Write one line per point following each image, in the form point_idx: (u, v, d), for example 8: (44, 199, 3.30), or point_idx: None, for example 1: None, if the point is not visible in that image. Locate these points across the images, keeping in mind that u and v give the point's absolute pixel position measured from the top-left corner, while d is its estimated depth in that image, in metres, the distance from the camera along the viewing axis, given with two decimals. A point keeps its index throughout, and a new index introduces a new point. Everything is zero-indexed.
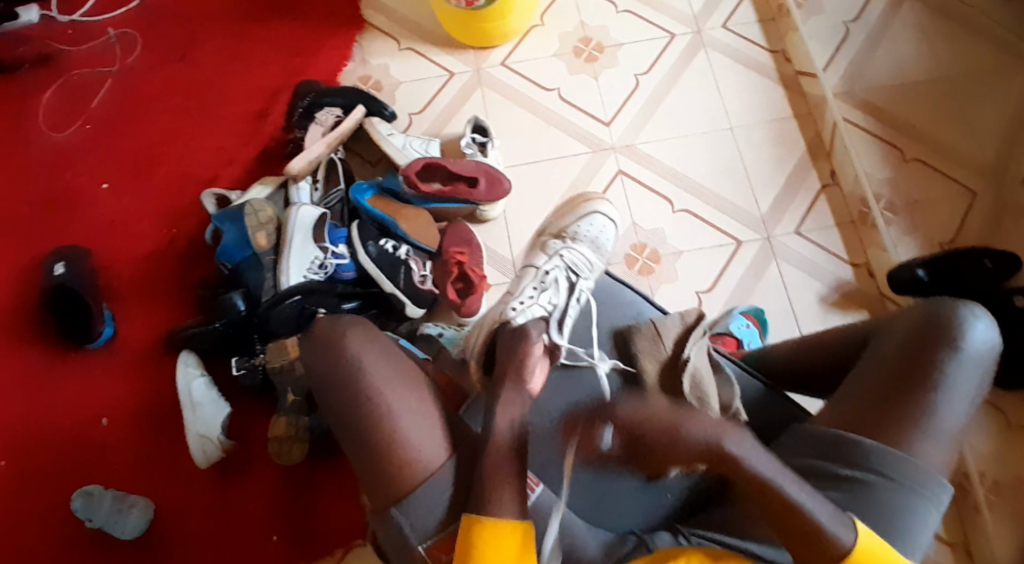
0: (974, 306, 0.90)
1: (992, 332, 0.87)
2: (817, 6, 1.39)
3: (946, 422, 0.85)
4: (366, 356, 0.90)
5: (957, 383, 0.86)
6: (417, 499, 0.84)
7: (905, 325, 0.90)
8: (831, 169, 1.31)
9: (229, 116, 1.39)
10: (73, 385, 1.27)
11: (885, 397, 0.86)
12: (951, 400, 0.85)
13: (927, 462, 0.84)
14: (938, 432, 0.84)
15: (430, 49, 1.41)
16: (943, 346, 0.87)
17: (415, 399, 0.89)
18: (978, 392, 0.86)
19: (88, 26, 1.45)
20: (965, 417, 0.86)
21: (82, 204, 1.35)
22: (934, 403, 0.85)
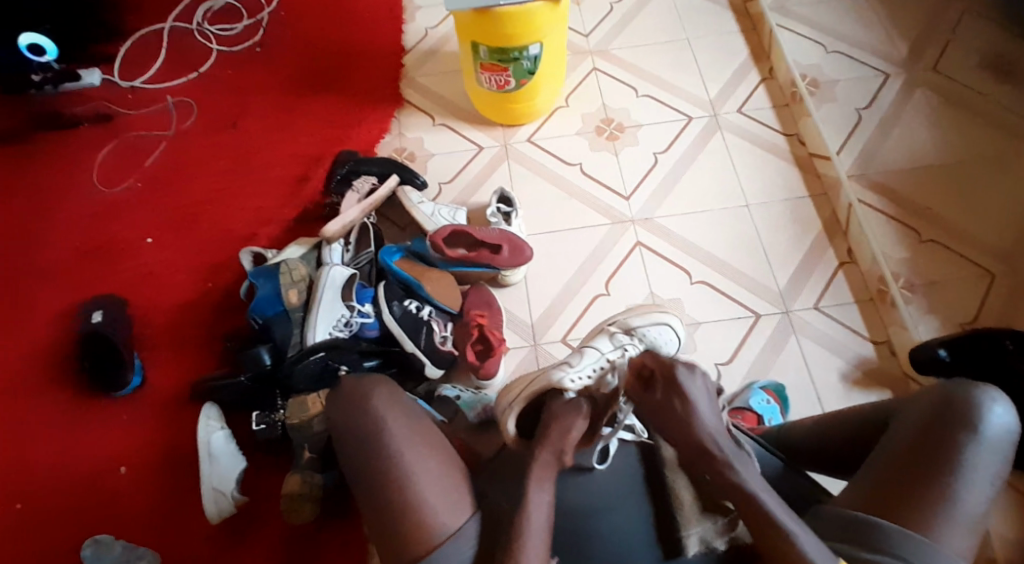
0: (989, 388, 0.89)
1: (1011, 416, 0.87)
2: (829, 93, 1.46)
3: (968, 506, 0.83)
4: (389, 418, 0.92)
5: (976, 469, 0.85)
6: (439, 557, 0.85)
7: (922, 404, 0.90)
8: (847, 247, 1.34)
9: (270, 180, 1.47)
10: (98, 428, 1.30)
11: (900, 479, 0.85)
12: (969, 488, 0.84)
13: (946, 548, 0.81)
14: (957, 518, 0.83)
15: (461, 125, 1.50)
16: (960, 430, 0.86)
17: (428, 454, 0.91)
18: (996, 481, 0.85)
19: (148, 92, 1.57)
20: (986, 500, 0.84)
21: (126, 256, 1.42)
22: (953, 490, 0.83)
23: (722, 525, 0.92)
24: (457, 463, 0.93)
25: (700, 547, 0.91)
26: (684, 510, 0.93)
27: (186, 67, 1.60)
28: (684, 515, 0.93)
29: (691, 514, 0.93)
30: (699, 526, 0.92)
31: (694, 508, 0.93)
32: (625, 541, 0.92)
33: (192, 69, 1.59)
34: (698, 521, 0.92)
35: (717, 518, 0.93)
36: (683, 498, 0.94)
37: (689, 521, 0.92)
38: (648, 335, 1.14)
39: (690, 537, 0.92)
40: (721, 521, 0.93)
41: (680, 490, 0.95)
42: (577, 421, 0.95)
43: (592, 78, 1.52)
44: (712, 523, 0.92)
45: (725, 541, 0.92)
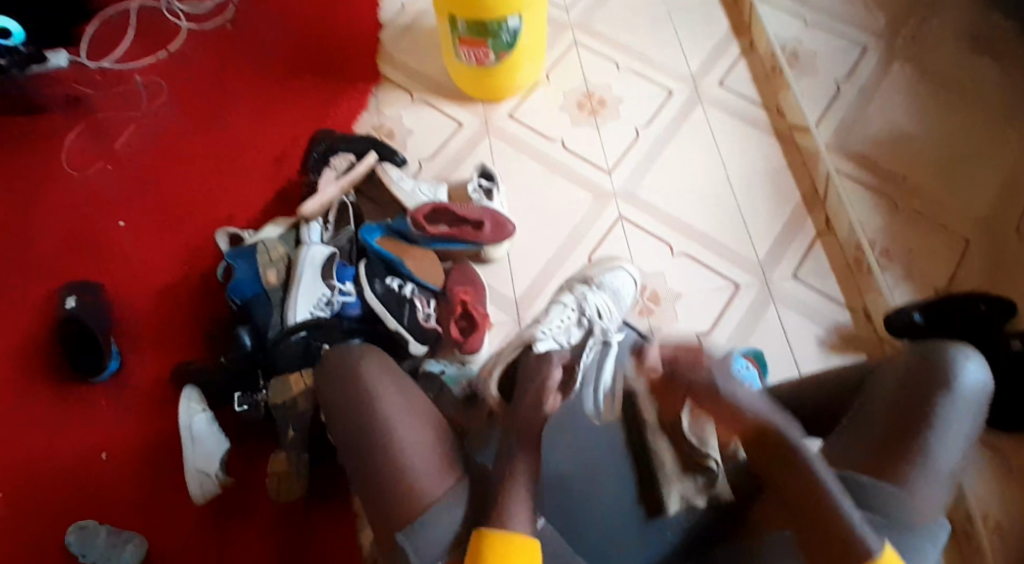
0: (965, 347, 0.90)
1: (984, 373, 0.88)
2: (808, 67, 1.47)
3: (942, 459, 0.85)
4: (375, 385, 0.93)
5: (951, 425, 0.86)
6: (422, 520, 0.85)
7: (903, 360, 0.92)
8: (826, 218, 1.36)
9: (247, 160, 1.45)
10: (77, 415, 1.28)
11: (878, 434, 0.88)
12: (943, 443, 0.85)
13: (920, 503, 0.84)
14: (932, 473, 0.85)
15: (441, 101, 1.48)
16: (934, 388, 0.87)
17: (417, 421, 0.91)
18: (969, 438, 0.87)
19: (118, 73, 1.53)
20: (960, 452, 0.86)
21: (101, 241, 1.40)
22: (925, 446, 0.85)
23: (702, 483, 0.96)
24: (445, 428, 0.93)
25: (682, 505, 0.96)
26: (665, 470, 0.96)
27: (157, 46, 1.56)
28: (664, 474, 0.96)
29: (671, 473, 0.96)
30: (680, 484, 0.96)
31: (674, 468, 0.96)
32: (610, 503, 0.96)
33: (163, 48, 1.56)
34: (678, 480, 0.96)
35: (697, 477, 0.96)
36: (664, 458, 0.96)
37: (669, 480, 0.96)
38: (608, 281, 1.21)
39: (671, 495, 0.96)
40: (701, 479, 0.96)
41: (660, 451, 0.97)
42: (554, 370, 0.97)
43: (572, 53, 1.51)
44: (692, 481, 0.96)
45: (705, 498, 0.97)
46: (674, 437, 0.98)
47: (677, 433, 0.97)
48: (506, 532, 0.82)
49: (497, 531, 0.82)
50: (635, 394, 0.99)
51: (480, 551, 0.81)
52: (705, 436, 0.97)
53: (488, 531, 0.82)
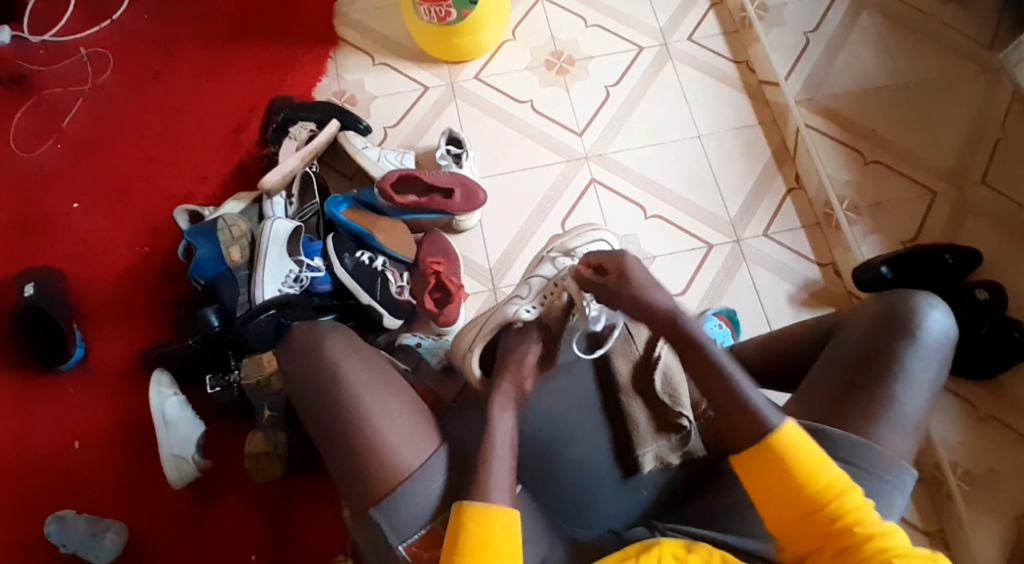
0: (928, 297, 0.92)
1: (946, 320, 0.90)
2: (777, 17, 1.43)
3: (909, 408, 0.87)
4: (347, 364, 0.92)
5: (917, 374, 0.88)
6: (401, 498, 0.85)
7: (866, 314, 0.93)
8: (796, 173, 1.35)
9: (203, 133, 1.39)
10: (46, 407, 1.25)
11: (847, 390, 0.89)
12: (910, 390, 0.87)
13: (888, 449, 0.85)
14: (898, 422, 0.86)
15: (404, 64, 1.43)
16: (899, 337, 0.89)
17: (397, 404, 0.91)
18: (934, 387, 0.88)
19: (59, 45, 1.45)
20: (926, 400, 0.88)
21: (55, 223, 1.34)
22: (893, 392, 0.87)
23: (675, 441, 0.96)
24: (428, 412, 0.93)
25: (656, 463, 0.96)
26: (639, 430, 0.96)
27: (98, 14, 1.47)
28: (638, 434, 0.96)
29: (646, 433, 0.96)
30: (654, 443, 0.96)
31: (648, 427, 0.96)
32: (591, 473, 0.97)
33: (105, 16, 1.47)
34: (653, 440, 0.96)
35: (671, 435, 0.96)
36: (638, 418, 0.97)
37: (643, 440, 0.96)
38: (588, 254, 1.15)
39: (645, 454, 0.95)
40: (675, 438, 0.96)
41: (634, 412, 0.97)
42: (533, 344, 1.01)
43: (538, 9, 1.46)
44: (666, 440, 0.96)
45: (679, 456, 0.96)
46: (647, 397, 0.99)
47: (651, 395, 0.98)
48: (484, 505, 0.82)
49: (476, 503, 0.82)
50: (610, 357, 1.01)
51: (461, 522, 0.81)
52: (676, 391, 0.98)
53: (465, 503, 0.82)
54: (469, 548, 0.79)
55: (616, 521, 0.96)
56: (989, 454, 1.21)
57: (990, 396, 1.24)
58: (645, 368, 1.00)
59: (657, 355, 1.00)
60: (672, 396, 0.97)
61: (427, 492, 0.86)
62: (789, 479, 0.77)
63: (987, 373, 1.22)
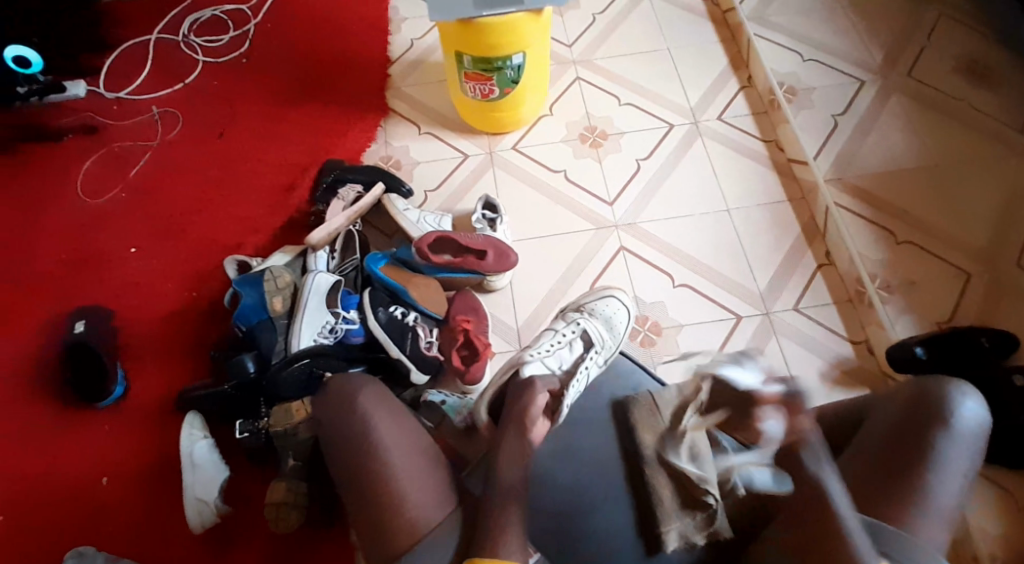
0: (962, 384, 0.90)
1: (982, 411, 0.88)
2: (806, 100, 1.49)
3: (943, 496, 0.84)
4: (364, 399, 0.95)
5: (952, 462, 0.86)
6: (421, 551, 0.85)
7: (901, 394, 0.92)
8: (826, 250, 1.36)
9: (257, 189, 1.47)
10: (80, 439, 1.30)
11: (880, 469, 0.86)
12: (945, 477, 0.85)
13: (924, 540, 0.82)
14: (934, 509, 0.84)
15: (447, 133, 1.51)
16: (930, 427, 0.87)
17: (407, 440, 0.93)
18: (970, 473, 0.86)
19: (134, 103, 1.58)
20: (961, 489, 0.85)
21: (111, 265, 1.42)
22: (926, 481, 0.84)
23: (701, 521, 0.92)
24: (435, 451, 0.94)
25: (680, 543, 0.92)
26: (663, 506, 0.94)
27: (172, 78, 1.60)
28: (663, 510, 0.94)
29: (670, 509, 0.94)
30: (678, 521, 0.92)
31: (672, 503, 0.94)
32: (608, 539, 0.96)
33: (177, 79, 1.60)
34: (677, 516, 0.93)
35: (696, 514, 0.93)
36: (664, 493, 0.95)
37: (667, 516, 0.93)
38: (598, 309, 1.23)
39: (669, 532, 0.93)
40: (700, 516, 0.92)
41: (659, 486, 0.96)
42: (537, 395, 0.99)
43: (575, 88, 1.54)
44: (691, 518, 0.92)
45: (705, 536, 0.92)
46: (672, 471, 0.96)
47: (677, 470, 0.95)
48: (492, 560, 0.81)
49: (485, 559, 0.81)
50: (635, 428, 1.02)
51: None
52: (702, 468, 0.93)
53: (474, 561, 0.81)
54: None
55: None
56: None
57: None
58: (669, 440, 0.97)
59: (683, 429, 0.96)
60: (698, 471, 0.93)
61: (439, 546, 0.85)
62: None
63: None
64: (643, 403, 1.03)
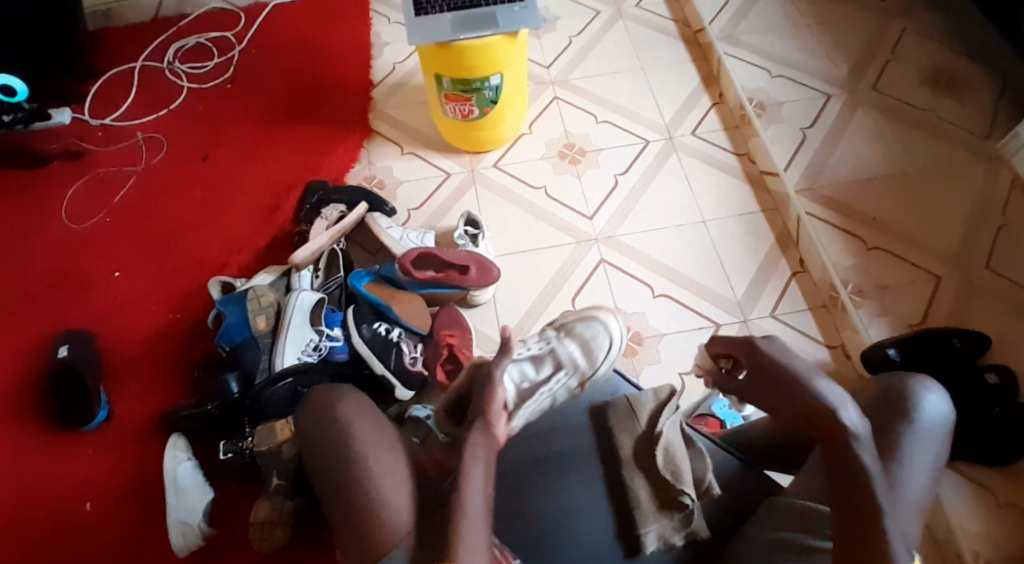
0: (927, 379, 0.91)
1: (945, 404, 0.89)
2: (776, 113, 1.53)
3: (910, 487, 0.85)
4: (345, 406, 0.96)
5: (920, 455, 0.86)
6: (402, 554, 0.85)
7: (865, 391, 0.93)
8: (800, 258, 1.40)
9: (241, 210, 1.49)
10: (63, 463, 1.29)
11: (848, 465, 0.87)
12: (911, 470, 0.86)
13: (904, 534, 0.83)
14: (902, 500, 0.84)
15: (429, 153, 1.54)
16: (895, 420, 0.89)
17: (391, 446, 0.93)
18: (935, 465, 0.86)
19: (117, 129, 1.59)
20: (928, 481, 0.86)
21: (94, 289, 1.42)
22: (894, 472, 0.85)
23: (678, 521, 0.95)
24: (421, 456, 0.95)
25: (660, 544, 0.94)
26: (642, 508, 0.96)
27: (155, 104, 1.62)
28: (641, 513, 0.96)
29: (648, 511, 0.95)
30: (657, 522, 0.95)
31: (650, 505, 0.96)
32: (589, 544, 0.95)
33: (161, 106, 1.62)
34: (655, 518, 0.95)
35: (674, 514, 0.95)
36: (641, 495, 0.96)
37: (646, 518, 0.95)
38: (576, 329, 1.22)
39: (648, 534, 0.95)
40: (678, 517, 0.95)
41: (637, 487, 0.97)
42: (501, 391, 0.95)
43: (554, 107, 1.58)
44: (669, 520, 0.95)
45: (683, 536, 0.95)
46: (649, 472, 0.98)
47: (655, 473, 0.97)
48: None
49: None
50: (614, 432, 1.01)
51: None
52: (678, 468, 0.96)
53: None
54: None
55: None
56: (1011, 544, 1.16)
57: (1010, 485, 1.20)
58: (647, 443, 0.99)
59: (659, 432, 0.99)
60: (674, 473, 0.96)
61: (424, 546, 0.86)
62: None
63: (1000, 458, 1.20)
64: (620, 405, 1.02)
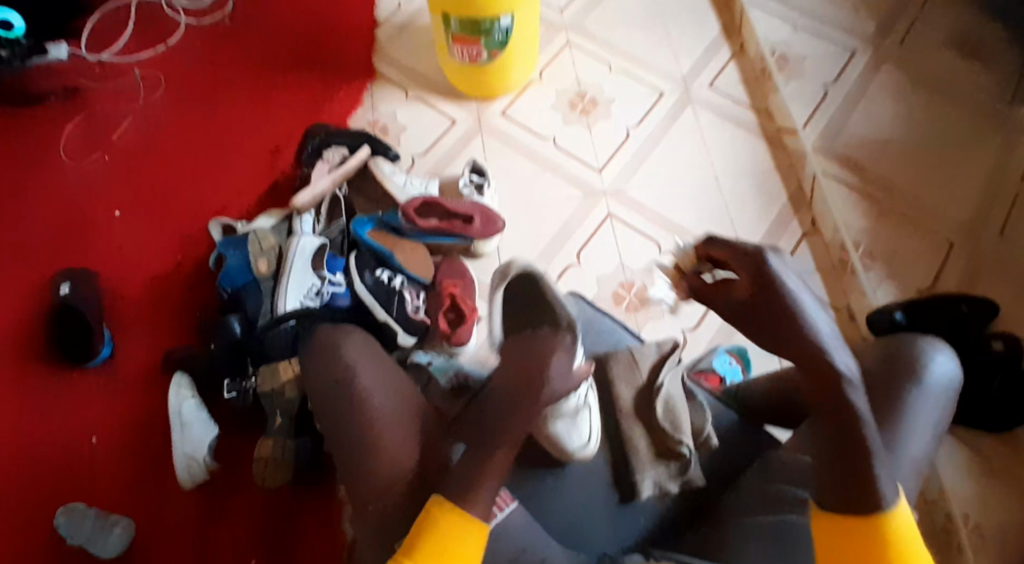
0: (932, 340, 0.93)
1: (952, 366, 0.90)
2: (797, 68, 1.49)
3: (911, 447, 0.86)
4: (345, 347, 0.99)
5: (923, 416, 0.87)
6: (389, 493, 0.89)
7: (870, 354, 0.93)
8: (812, 219, 1.37)
9: (242, 152, 1.47)
10: (68, 401, 1.31)
11: None
12: (913, 431, 0.86)
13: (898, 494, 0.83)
14: (901, 461, 0.85)
15: (435, 97, 1.50)
16: (903, 382, 0.89)
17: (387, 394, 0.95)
18: (937, 428, 0.88)
19: (115, 65, 1.56)
20: (928, 443, 0.87)
21: (95, 228, 1.42)
22: (896, 432, 0.86)
23: (674, 469, 0.98)
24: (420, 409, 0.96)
25: (655, 490, 0.97)
26: (639, 455, 0.98)
27: (154, 40, 1.58)
28: (638, 459, 0.98)
29: (645, 458, 0.98)
30: (652, 469, 0.97)
31: (648, 453, 0.98)
32: (583, 490, 0.99)
33: (160, 42, 1.58)
34: (651, 465, 0.98)
35: (670, 463, 0.98)
36: (638, 444, 0.99)
37: (643, 465, 0.98)
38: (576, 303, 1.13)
39: (644, 480, 0.97)
40: (674, 465, 0.98)
41: (633, 437, 1.00)
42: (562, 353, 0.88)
43: (566, 54, 1.53)
44: (665, 467, 0.98)
45: (678, 483, 0.98)
46: (648, 423, 1.01)
47: (652, 422, 1.00)
48: (458, 512, 0.80)
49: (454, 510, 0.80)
50: (614, 381, 1.04)
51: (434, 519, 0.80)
52: (677, 418, 0.99)
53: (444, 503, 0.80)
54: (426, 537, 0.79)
55: (611, 542, 0.97)
56: (1002, 509, 1.17)
57: (1002, 450, 1.21)
58: (648, 394, 1.02)
59: (659, 385, 1.01)
60: (674, 425, 0.98)
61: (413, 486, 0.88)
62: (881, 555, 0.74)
63: (997, 425, 1.20)
64: (622, 357, 1.05)
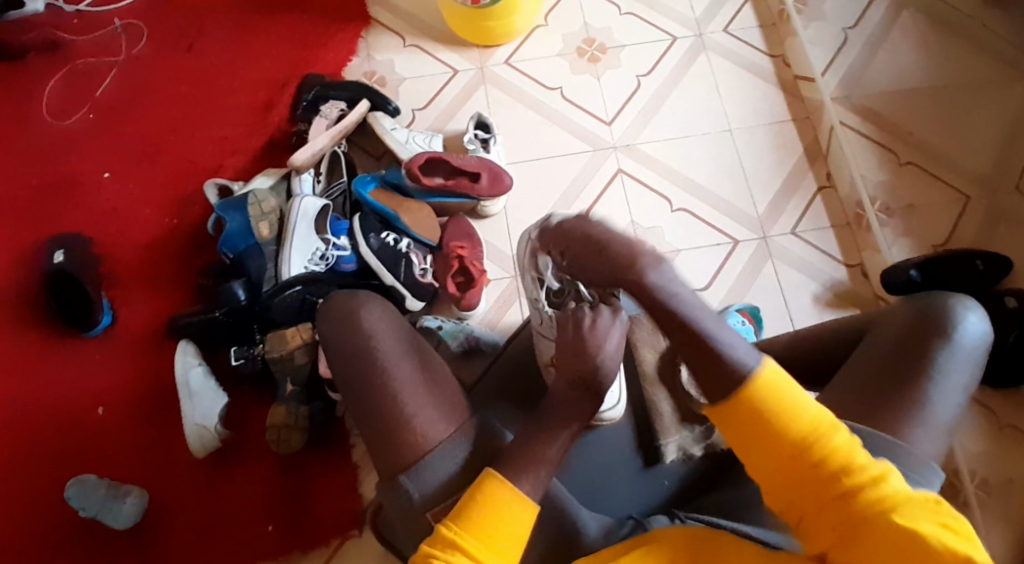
0: (963, 298, 0.88)
1: (983, 326, 0.85)
2: (817, 11, 1.42)
3: (938, 409, 0.82)
4: (364, 310, 0.92)
5: (949, 374, 0.83)
6: (423, 469, 0.82)
7: (900, 313, 0.88)
8: (827, 172, 1.34)
9: (234, 107, 1.40)
10: (69, 371, 1.27)
11: (867, 390, 0.84)
12: (943, 392, 0.83)
13: (918, 450, 0.80)
14: (929, 422, 0.82)
15: (433, 46, 1.43)
16: (933, 343, 0.84)
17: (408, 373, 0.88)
18: (968, 388, 0.84)
19: (94, 15, 1.47)
20: (956, 404, 0.83)
21: (85, 191, 1.36)
22: (924, 394, 0.83)
23: (699, 433, 0.96)
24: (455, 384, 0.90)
25: (678, 454, 0.96)
26: (663, 421, 0.96)
27: None
28: (662, 423, 0.96)
29: (670, 423, 0.96)
30: (677, 434, 0.96)
31: (672, 418, 0.96)
32: (608, 458, 0.97)
33: None
34: (676, 430, 0.96)
35: (695, 427, 0.96)
36: (663, 410, 0.97)
37: (667, 430, 0.96)
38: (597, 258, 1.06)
39: (668, 445, 0.96)
40: (699, 429, 0.96)
41: (659, 402, 0.98)
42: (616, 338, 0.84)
43: None
44: (690, 431, 0.96)
45: (702, 448, 0.96)
46: (672, 389, 0.99)
47: (676, 387, 0.98)
48: (505, 493, 0.75)
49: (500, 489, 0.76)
50: (637, 345, 1.01)
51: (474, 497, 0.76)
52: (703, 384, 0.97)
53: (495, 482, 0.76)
54: (479, 504, 0.75)
55: (635, 506, 0.95)
56: (1010, 464, 1.18)
57: (1009, 404, 1.21)
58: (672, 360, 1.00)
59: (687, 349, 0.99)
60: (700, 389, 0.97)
61: (453, 459, 0.83)
62: (767, 431, 0.69)
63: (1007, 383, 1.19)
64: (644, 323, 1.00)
